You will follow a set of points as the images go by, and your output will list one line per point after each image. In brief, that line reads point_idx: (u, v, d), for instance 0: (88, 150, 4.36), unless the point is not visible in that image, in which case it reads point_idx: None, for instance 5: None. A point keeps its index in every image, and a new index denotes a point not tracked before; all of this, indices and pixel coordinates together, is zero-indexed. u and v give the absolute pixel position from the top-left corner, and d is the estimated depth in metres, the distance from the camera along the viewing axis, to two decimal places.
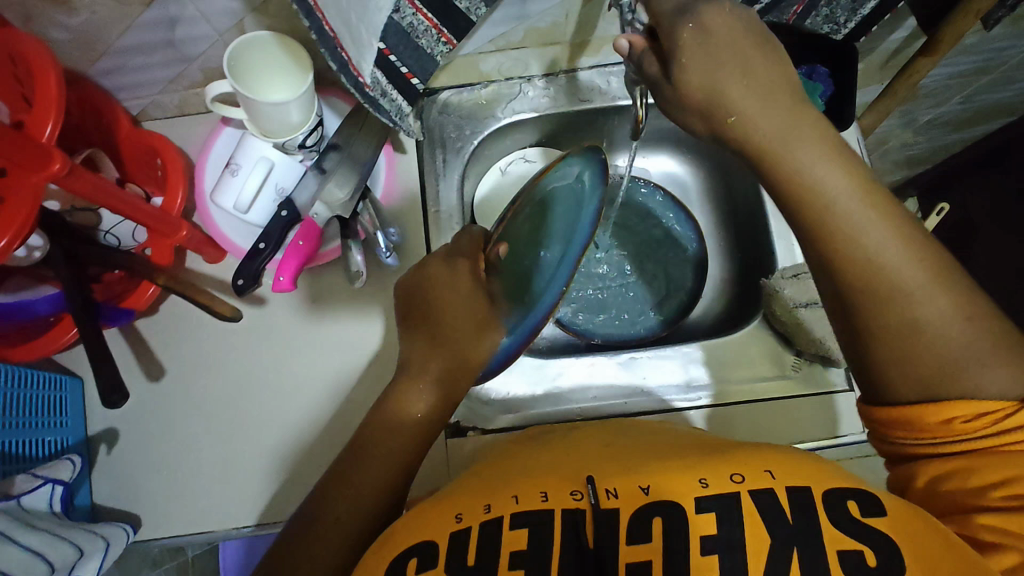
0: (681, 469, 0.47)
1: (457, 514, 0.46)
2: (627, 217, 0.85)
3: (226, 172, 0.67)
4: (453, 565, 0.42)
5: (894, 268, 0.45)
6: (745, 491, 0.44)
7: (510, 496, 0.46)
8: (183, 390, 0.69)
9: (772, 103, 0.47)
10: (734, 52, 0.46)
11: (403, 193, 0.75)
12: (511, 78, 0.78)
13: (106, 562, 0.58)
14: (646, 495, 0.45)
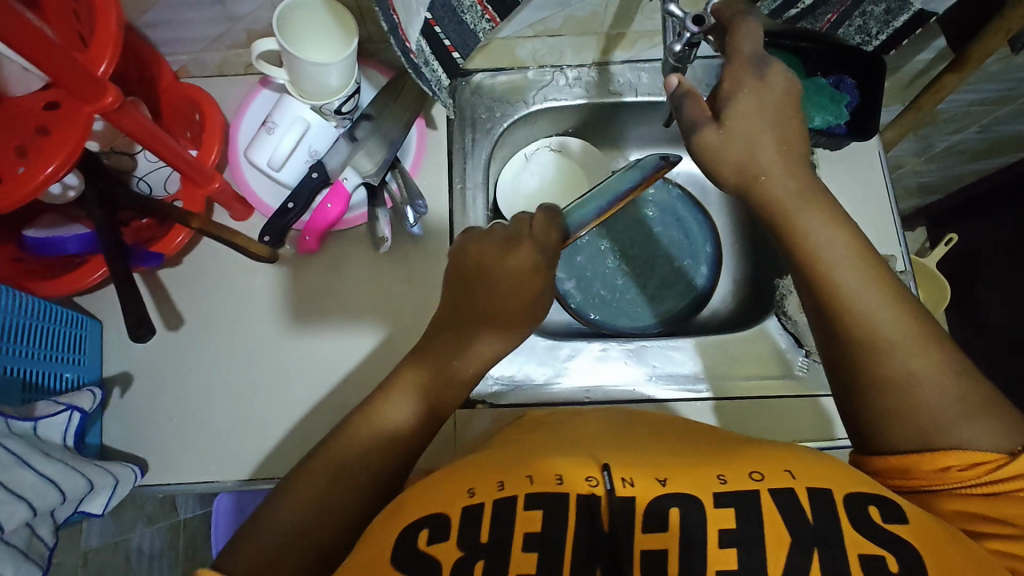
0: (700, 467, 0.48)
1: (469, 489, 0.47)
2: (646, 212, 0.87)
3: (262, 130, 0.68)
4: (465, 539, 0.44)
5: (892, 326, 0.48)
6: (765, 491, 0.45)
7: (525, 476, 0.47)
8: (201, 341, 0.70)
9: (795, 166, 0.52)
10: (761, 117, 0.51)
11: (431, 167, 0.76)
12: (544, 66, 0.79)
13: (113, 500, 0.59)
14: (662, 487, 0.46)
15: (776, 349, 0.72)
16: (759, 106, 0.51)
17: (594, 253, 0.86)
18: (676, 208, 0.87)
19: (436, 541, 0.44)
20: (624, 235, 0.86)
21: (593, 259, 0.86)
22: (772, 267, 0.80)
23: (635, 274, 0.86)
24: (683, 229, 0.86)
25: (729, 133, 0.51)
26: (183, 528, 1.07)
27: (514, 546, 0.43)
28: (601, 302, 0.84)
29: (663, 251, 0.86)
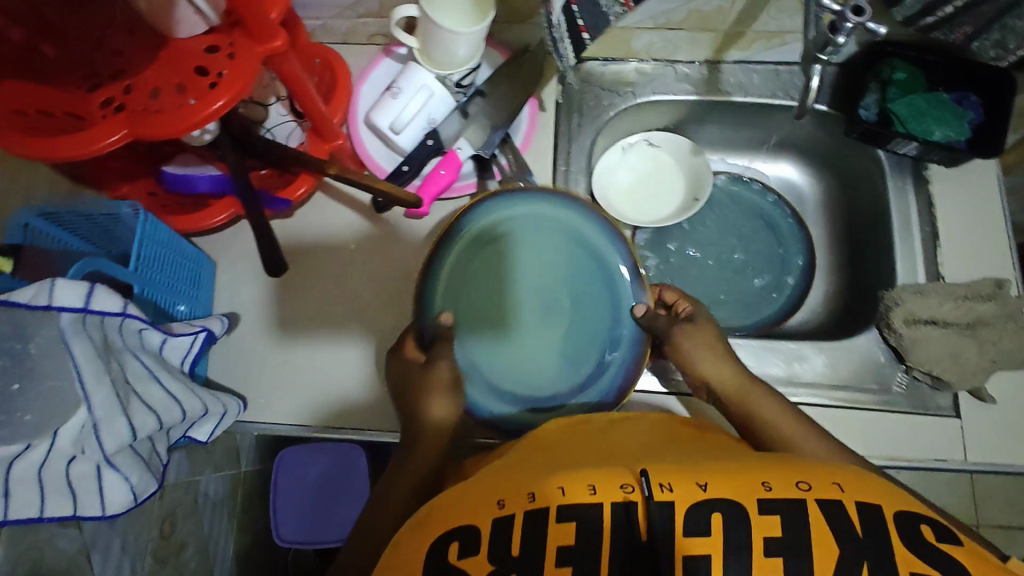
0: (744, 472, 0.48)
1: (499, 501, 0.48)
2: (739, 217, 0.88)
3: (387, 94, 0.70)
4: (501, 550, 0.45)
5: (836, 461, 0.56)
6: (812, 500, 0.45)
7: (556, 487, 0.47)
8: (306, 290, 0.73)
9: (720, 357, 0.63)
10: (713, 352, 0.63)
11: (541, 145, 0.76)
12: (658, 60, 0.80)
13: (217, 430, 0.62)
14: (703, 493, 0.46)
15: (873, 361, 0.70)
16: (708, 331, 0.65)
17: (683, 253, 0.87)
18: (774, 217, 0.87)
19: (467, 555, 0.46)
20: (715, 239, 0.87)
21: (681, 257, 0.86)
22: (865, 279, 0.79)
23: (723, 277, 0.86)
24: (775, 236, 0.86)
25: (692, 331, 0.64)
26: (242, 480, 1.10)
27: (550, 561, 0.44)
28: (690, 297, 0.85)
29: (752, 257, 0.86)
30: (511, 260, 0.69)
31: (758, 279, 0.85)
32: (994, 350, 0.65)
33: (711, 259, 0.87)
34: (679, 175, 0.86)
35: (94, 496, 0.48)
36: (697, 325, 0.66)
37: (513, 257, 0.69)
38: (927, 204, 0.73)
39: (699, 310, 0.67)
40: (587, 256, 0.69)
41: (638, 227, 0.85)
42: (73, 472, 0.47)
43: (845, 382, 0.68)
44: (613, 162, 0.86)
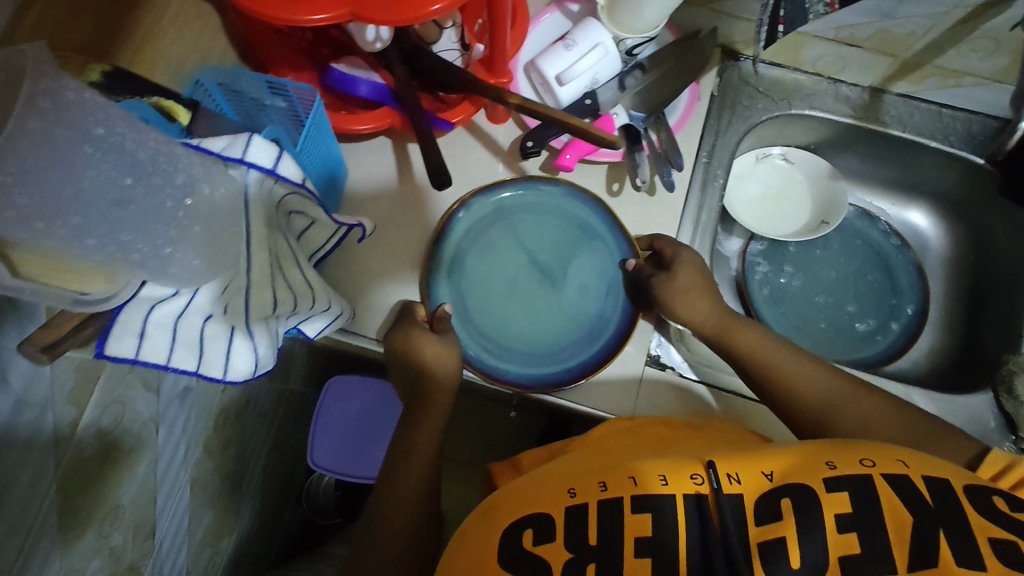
0: (807, 454, 0.51)
1: (571, 491, 0.52)
2: (858, 254, 0.85)
3: (560, 44, 0.69)
4: (578, 538, 0.48)
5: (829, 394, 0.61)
6: (879, 475, 0.47)
7: (628, 478, 0.51)
8: (426, 219, 0.71)
9: (704, 301, 0.65)
10: (694, 297, 0.65)
11: (690, 132, 0.75)
12: (819, 75, 0.79)
13: (330, 328, 0.62)
14: (770, 483, 0.49)
15: (982, 425, 0.66)
16: (689, 275, 0.65)
17: (796, 274, 0.85)
18: (893, 259, 0.85)
19: (542, 540, 0.49)
20: (832, 271, 0.85)
21: (794, 279, 0.84)
22: (981, 344, 0.76)
23: (833, 308, 0.83)
24: (891, 279, 0.84)
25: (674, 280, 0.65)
26: (288, 397, 1.10)
27: (629, 552, 0.47)
28: (790, 318, 0.82)
29: (865, 294, 0.84)
30: (480, 266, 0.69)
31: (865, 319, 0.83)
32: None
33: (824, 289, 0.84)
34: (811, 197, 0.84)
35: (219, 359, 0.49)
36: (677, 271, 0.66)
37: (484, 261, 0.69)
38: None
39: (681, 253, 0.66)
40: (544, 218, 0.70)
41: (758, 237, 0.84)
42: (208, 330, 0.48)
43: None
44: (745, 168, 0.84)
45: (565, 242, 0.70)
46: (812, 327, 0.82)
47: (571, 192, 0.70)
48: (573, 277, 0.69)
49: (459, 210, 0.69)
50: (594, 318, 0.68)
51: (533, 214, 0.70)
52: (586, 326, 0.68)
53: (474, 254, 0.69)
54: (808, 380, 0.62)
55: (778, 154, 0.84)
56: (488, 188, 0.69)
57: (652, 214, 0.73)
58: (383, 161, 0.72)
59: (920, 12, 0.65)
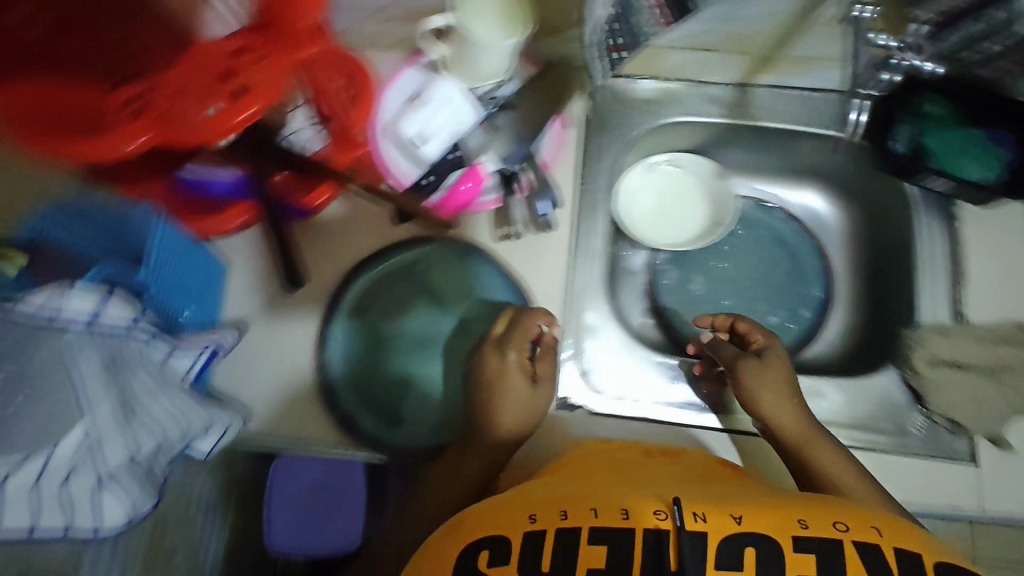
0: (783, 508, 0.49)
1: (531, 516, 0.50)
2: (758, 246, 0.86)
3: (412, 105, 0.68)
4: (531, 565, 0.47)
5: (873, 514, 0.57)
6: (850, 543, 0.46)
7: (589, 509, 0.49)
8: (314, 302, 0.69)
9: (787, 406, 0.64)
10: (781, 394, 0.64)
11: (564, 164, 0.75)
12: (684, 80, 0.79)
13: (222, 441, 0.59)
14: (737, 526, 0.47)
15: (891, 402, 0.69)
16: (778, 371, 0.66)
17: (701, 278, 0.85)
18: (792, 243, 0.86)
19: (498, 561, 0.48)
20: (739, 268, 0.86)
21: (700, 285, 0.85)
22: (887, 317, 0.78)
23: (746, 305, 0.84)
24: (793, 266, 0.85)
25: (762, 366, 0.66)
26: (232, 491, 1.05)
27: None
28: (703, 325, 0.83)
29: (773, 285, 0.85)
30: (373, 346, 0.70)
31: (777, 311, 0.83)
32: (1017, 395, 0.65)
33: (735, 288, 0.85)
34: (705, 198, 0.84)
35: (89, 510, 0.42)
36: (765, 364, 0.66)
37: (376, 340, 0.70)
38: (956, 241, 0.73)
39: (774, 347, 0.68)
40: (421, 279, 0.72)
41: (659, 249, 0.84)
42: (73, 488, 0.41)
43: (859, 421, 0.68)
44: (636, 182, 0.84)
45: (447, 295, 0.72)
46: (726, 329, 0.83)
47: (440, 245, 0.72)
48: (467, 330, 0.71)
49: (334, 299, 0.69)
50: (491, 367, 0.70)
51: (409, 278, 0.72)
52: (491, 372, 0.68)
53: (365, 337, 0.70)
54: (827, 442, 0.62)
55: (665, 161, 0.84)
56: (365, 260, 0.70)
57: (540, 255, 0.72)
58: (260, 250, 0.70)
59: None
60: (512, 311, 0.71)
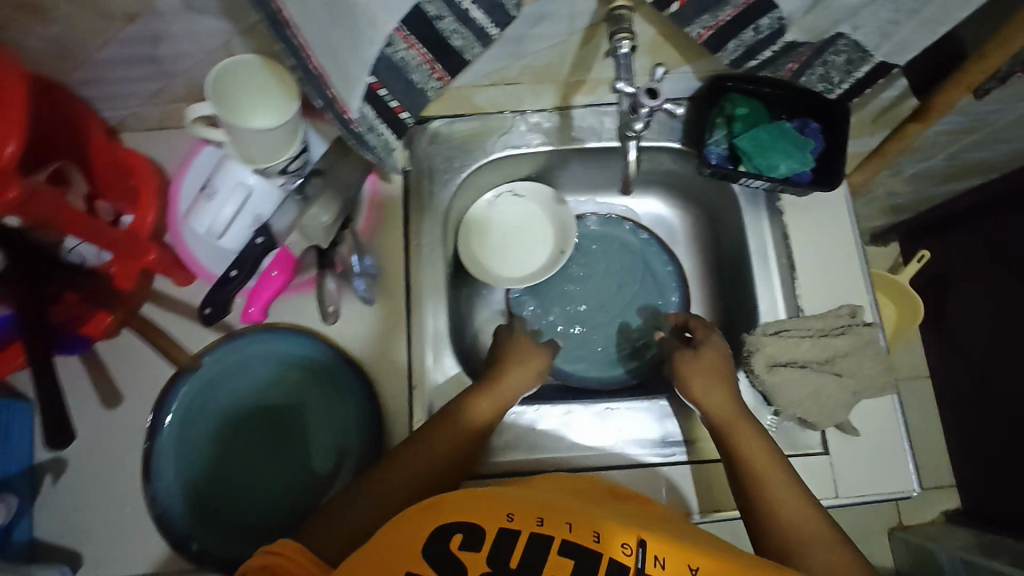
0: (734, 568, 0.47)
1: (509, 514, 0.48)
2: (610, 260, 0.87)
3: (202, 196, 0.65)
4: (498, 558, 0.46)
5: (765, 468, 0.60)
6: None
7: (565, 523, 0.48)
8: (138, 422, 0.66)
9: (712, 383, 0.66)
10: (710, 381, 0.66)
11: (383, 225, 0.73)
12: (503, 112, 0.77)
13: None
14: None
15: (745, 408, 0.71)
16: (712, 360, 0.68)
17: (559, 304, 0.86)
18: (645, 251, 0.87)
19: (469, 548, 0.46)
20: (595, 287, 0.86)
21: (560, 310, 0.86)
22: (738, 317, 0.79)
23: (607, 322, 0.85)
24: (648, 276, 0.86)
25: (697, 355, 0.68)
26: None
27: None
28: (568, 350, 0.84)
29: (630, 298, 0.86)
30: (214, 467, 0.65)
31: (637, 324, 0.85)
32: (853, 383, 0.67)
33: (594, 306, 0.86)
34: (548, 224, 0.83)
35: None
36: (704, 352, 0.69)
37: (214, 461, 0.65)
38: (782, 235, 0.75)
39: (711, 338, 0.70)
40: (235, 381, 0.66)
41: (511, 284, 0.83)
42: None
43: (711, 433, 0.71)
44: (478, 219, 0.82)
45: (270, 385, 0.67)
46: (592, 350, 0.84)
47: (241, 338, 0.66)
48: (313, 420, 0.67)
49: (150, 442, 0.64)
50: (338, 459, 0.66)
51: (222, 385, 0.66)
52: (345, 442, 0.66)
53: (198, 464, 0.64)
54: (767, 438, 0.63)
55: (501, 195, 0.81)
56: (185, 367, 0.65)
57: (375, 326, 0.71)
58: (73, 375, 0.67)
59: (544, 45, 0.65)
60: (346, 387, 0.67)
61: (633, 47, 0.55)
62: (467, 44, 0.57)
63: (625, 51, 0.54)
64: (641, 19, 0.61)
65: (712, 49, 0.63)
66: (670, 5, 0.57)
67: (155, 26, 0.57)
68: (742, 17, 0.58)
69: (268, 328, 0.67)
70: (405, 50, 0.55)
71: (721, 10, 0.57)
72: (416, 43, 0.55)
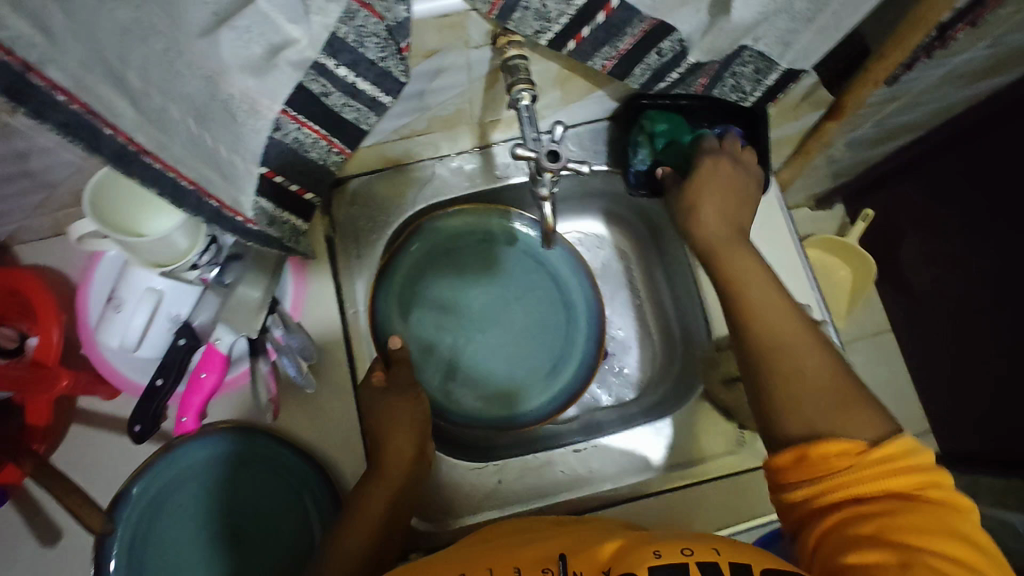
0: (638, 546, 0.46)
1: None
2: (550, 293, 0.81)
3: (109, 308, 0.61)
4: None
5: (739, 270, 0.56)
6: (696, 563, 0.43)
7: (483, 568, 0.47)
8: (83, 554, 0.61)
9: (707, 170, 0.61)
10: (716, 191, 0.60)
11: (313, 298, 0.69)
12: (422, 160, 0.74)
13: None
14: (657, 558, 0.44)
15: (717, 425, 0.70)
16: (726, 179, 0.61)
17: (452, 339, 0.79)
18: (579, 309, 0.81)
19: None
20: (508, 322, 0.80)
21: (448, 323, 0.79)
22: (690, 331, 0.78)
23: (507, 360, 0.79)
24: (567, 333, 0.80)
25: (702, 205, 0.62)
26: None
27: None
28: (468, 399, 0.77)
29: (544, 337, 0.80)
30: None
31: (526, 374, 0.79)
32: None
33: (484, 328, 0.80)
34: (468, 269, 0.80)
35: None
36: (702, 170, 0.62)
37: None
38: None
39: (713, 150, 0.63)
40: (174, 498, 0.62)
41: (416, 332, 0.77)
42: None
43: (686, 459, 0.69)
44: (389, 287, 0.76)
45: (208, 491, 0.63)
46: (461, 367, 0.78)
47: (167, 454, 0.62)
48: (263, 512, 0.63)
49: None
50: (301, 545, 0.62)
51: (161, 507, 0.62)
52: (309, 513, 0.63)
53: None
54: (788, 297, 0.56)
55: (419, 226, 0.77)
56: (116, 499, 0.61)
57: (321, 408, 0.66)
58: (4, 516, 0.62)
59: (446, 95, 0.62)
60: (285, 461, 0.64)
61: (536, 95, 0.54)
62: (361, 116, 0.54)
63: (526, 103, 0.54)
64: (541, 59, 0.59)
65: (620, 76, 0.61)
66: (567, 43, 0.54)
67: (19, 143, 0.53)
68: (642, 42, 0.56)
69: (205, 435, 0.63)
70: (296, 130, 0.51)
71: (619, 41, 0.55)
72: (306, 121, 0.51)
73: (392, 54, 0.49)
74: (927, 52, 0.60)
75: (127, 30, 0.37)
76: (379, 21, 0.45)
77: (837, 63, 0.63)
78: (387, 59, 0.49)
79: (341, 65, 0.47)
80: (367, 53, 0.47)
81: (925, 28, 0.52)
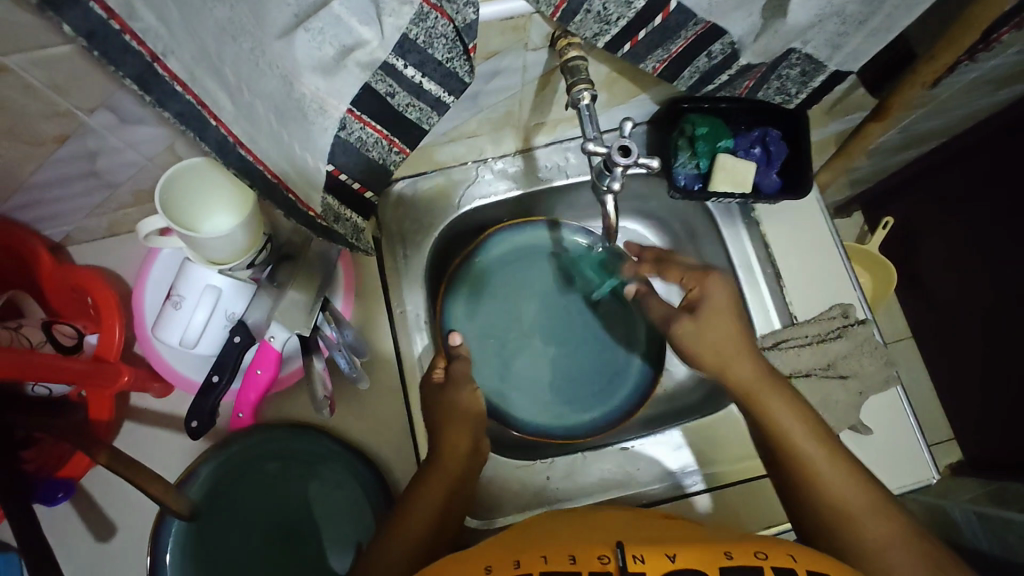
0: (706, 544, 0.46)
1: (486, 566, 0.45)
2: (599, 302, 0.82)
3: (168, 305, 0.62)
4: None
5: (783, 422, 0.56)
6: (770, 568, 0.44)
7: (539, 556, 0.45)
8: (137, 550, 0.62)
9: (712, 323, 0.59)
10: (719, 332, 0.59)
11: (362, 298, 0.70)
12: (466, 163, 0.75)
13: None
14: (729, 560, 0.44)
15: None
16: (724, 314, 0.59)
17: (505, 342, 0.79)
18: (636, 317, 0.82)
19: None
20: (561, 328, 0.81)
21: (500, 329, 0.80)
22: None
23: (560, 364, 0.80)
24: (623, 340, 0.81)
25: (699, 328, 0.59)
26: None
27: None
28: (527, 402, 0.78)
29: (592, 344, 0.81)
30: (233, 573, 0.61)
31: (580, 385, 0.80)
32: (859, 384, 0.68)
33: (535, 334, 0.80)
34: (521, 273, 0.81)
35: None
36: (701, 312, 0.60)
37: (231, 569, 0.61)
38: (762, 243, 0.75)
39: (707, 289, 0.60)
40: (236, 489, 0.63)
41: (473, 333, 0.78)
42: None
43: (731, 458, 0.70)
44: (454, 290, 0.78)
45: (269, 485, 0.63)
46: (511, 374, 0.78)
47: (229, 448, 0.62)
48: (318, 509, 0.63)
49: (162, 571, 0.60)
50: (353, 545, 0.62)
51: (222, 496, 0.62)
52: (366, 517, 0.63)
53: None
54: (820, 420, 0.56)
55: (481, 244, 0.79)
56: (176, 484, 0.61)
57: (373, 406, 0.67)
58: (58, 514, 0.62)
59: (499, 97, 0.64)
60: (341, 458, 0.64)
61: (595, 96, 0.55)
62: (423, 116, 0.53)
63: (586, 103, 0.55)
64: (594, 61, 0.61)
65: (669, 78, 0.62)
66: (623, 46, 0.56)
67: (91, 141, 0.54)
68: (694, 45, 0.57)
69: (261, 430, 0.63)
70: (360, 129, 0.51)
71: (673, 43, 0.56)
72: (370, 121, 0.51)
73: (458, 55, 0.48)
74: (971, 54, 0.61)
75: (222, 27, 0.39)
76: (448, 23, 0.44)
77: (879, 66, 0.65)
78: (454, 60, 0.48)
79: (409, 65, 0.47)
80: (435, 53, 0.47)
81: (975, 29, 0.53)
